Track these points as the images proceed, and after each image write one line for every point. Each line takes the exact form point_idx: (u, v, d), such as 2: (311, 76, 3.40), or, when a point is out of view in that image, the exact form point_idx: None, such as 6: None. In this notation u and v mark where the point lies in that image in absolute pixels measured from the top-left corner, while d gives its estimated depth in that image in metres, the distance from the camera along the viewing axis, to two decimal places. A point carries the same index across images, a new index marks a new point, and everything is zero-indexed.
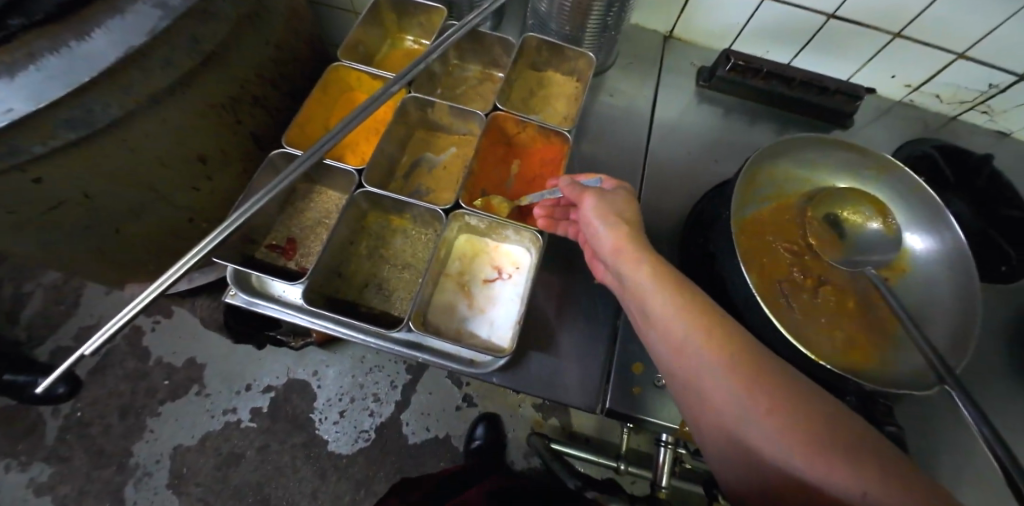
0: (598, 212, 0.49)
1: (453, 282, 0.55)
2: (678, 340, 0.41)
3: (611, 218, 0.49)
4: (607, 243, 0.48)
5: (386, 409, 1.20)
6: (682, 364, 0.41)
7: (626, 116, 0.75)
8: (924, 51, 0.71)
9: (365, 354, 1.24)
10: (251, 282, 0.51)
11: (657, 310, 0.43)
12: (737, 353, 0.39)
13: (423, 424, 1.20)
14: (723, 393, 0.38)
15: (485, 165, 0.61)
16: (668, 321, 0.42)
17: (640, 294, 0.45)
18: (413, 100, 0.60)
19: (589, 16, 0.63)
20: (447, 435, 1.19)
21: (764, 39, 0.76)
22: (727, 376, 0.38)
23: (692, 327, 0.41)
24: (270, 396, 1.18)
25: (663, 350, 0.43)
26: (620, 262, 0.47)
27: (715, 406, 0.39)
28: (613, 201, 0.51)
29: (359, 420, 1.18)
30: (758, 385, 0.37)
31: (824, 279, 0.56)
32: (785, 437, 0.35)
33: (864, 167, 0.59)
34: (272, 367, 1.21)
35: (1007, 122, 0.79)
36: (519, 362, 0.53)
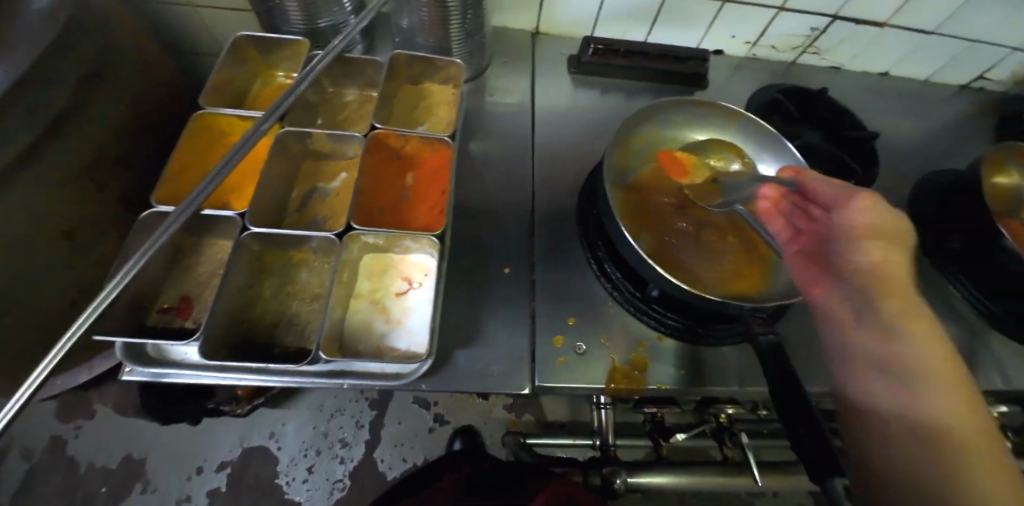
0: (855, 220, 0.46)
1: (364, 301, 0.56)
2: (900, 354, 0.40)
3: (873, 238, 0.44)
4: (856, 232, 0.46)
5: (356, 451, 1.16)
6: (875, 359, 0.41)
7: (512, 112, 0.79)
8: (750, 9, 0.80)
9: (322, 401, 1.20)
10: (147, 352, 0.49)
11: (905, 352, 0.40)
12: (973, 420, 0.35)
13: (399, 455, 1.17)
14: (916, 396, 0.37)
15: (376, 182, 0.62)
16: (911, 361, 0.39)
17: (870, 296, 0.44)
18: (289, 134, 0.59)
19: (449, 25, 0.67)
20: (426, 460, 1.17)
21: (617, 21, 0.83)
22: (927, 383, 0.38)
23: (941, 379, 0.37)
24: (227, 472, 1.11)
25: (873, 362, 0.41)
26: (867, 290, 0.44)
27: (883, 397, 0.39)
28: (874, 210, 0.45)
29: (330, 470, 1.14)
30: (962, 401, 0.36)
31: (705, 221, 0.62)
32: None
33: (716, 117, 0.67)
34: (220, 442, 1.13)
35: (834, 57, 0.91)
36: (448, 364, 0.54)
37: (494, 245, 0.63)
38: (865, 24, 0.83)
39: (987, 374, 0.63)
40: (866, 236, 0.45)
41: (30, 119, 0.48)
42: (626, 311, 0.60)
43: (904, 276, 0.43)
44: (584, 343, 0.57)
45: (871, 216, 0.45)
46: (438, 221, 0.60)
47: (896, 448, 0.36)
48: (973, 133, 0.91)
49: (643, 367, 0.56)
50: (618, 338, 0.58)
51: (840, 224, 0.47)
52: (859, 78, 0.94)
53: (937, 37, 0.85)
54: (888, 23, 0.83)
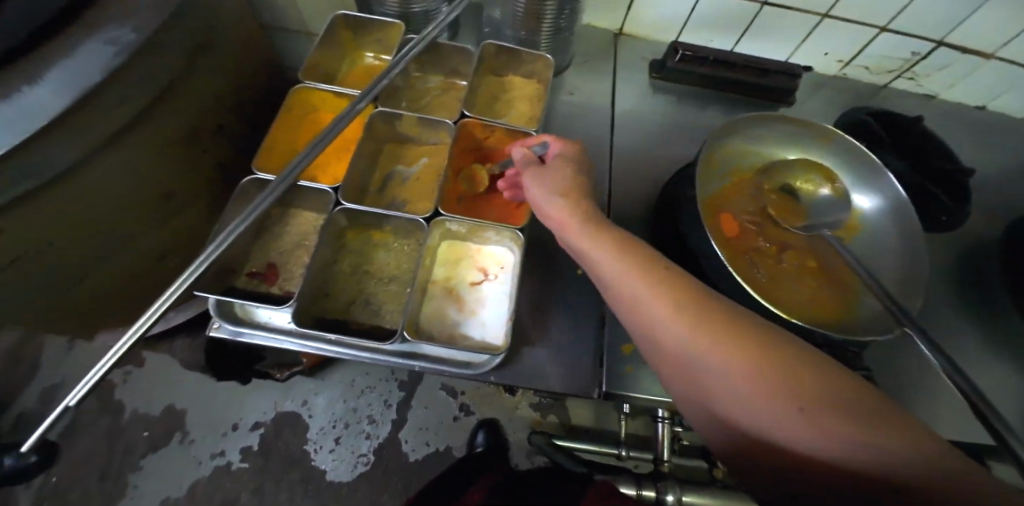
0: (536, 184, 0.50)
1: (440, 288, 0.56)
2: (642, 317, 0.40)
3: (552, 191, 0.49)
4: (561, 213, 0.47)
5: (383, 430, 1.19)
6: (727, 364, 0.35)
7: (587, 112, 0.78)
8: (850, 27, 0.77)
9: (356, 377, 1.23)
10: (235, 311, 0.51)
11: (627, 307, 0.42)
12: (720, 335, 0.36)
13: (422, 439, 1.19)
14: (725, 360, 0.35)
15: (458, 171, 0.62)
16: (645, 316, 0.40)
17: (642, 289, 0.40)
18: (381, 115, 0.61)
19: (542, 20, 0.66)
20: (448, 447, 1.18)
21: (707, 28, 0.81)
22: (728, 338, 0.36)
23: (669, 320, 0.38)
24: (260, 433, 1.15)
25: (634, 321, 0.42)
26: (571, 238, 0.47)
27: (718, 376, 0.35)
28: (547, 173, 0.50)
29: (356, 445, 1.17)
30: (706, 327, 0.37)
31: (787, 244, 0.60)
32: (787, 418, 0.32)
33: (809, 137, 0.65)
34: (258, 404, 1.17)
35: (931, 85, 0.86)
36: (513, 360, 0.54)
37: (564, 245, 0.63)
38: (969, 54, 0.78)
39: None
40: (566, 191, 0.48)
41: (148, 79, 0.50)
42: None
43: (604, 231, 0.45)
44: None
45: (541, 179, 0.50)
46: (517, 216, 0.59)
47: (732, 400, 0.35)
48: None
49: None
50: None
51: (559, 206, 0.48)
52: (951, 109, 0.89)
53: None
54: (995, 55, 0.77)
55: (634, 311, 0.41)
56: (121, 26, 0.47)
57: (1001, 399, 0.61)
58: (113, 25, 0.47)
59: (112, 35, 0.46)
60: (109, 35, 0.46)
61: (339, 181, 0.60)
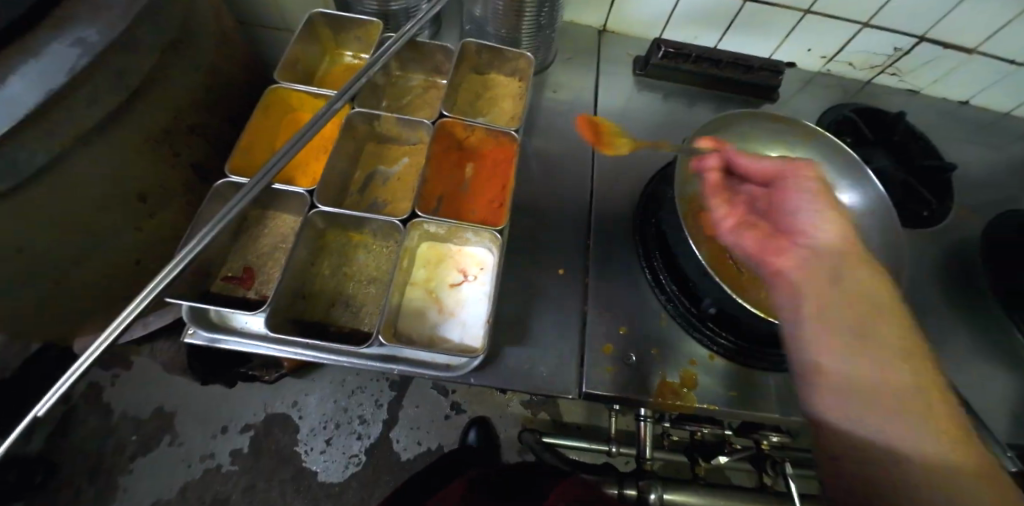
0: (812, 181, 0.49)
1: (419, 290, 0.56)
2: (843, 336, 0.43)
3: (825, 199, 0.48)
4: (818, 229, 0.47)
5: (374, 429, 1.19)
6: (902, 395, 0.40)
7: (571, 109, 0.77)
8: (833, 23, 0.77)
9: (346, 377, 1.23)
10: (211, 317, 0.50)
11: (839, 317, 0.44)
12: (921, 378, 0.41)
13: (414, 438, 1.19)
14: (900, 388, 0.40)
15: (437, 171, 0.61)
16: (841, 337, 0.43)
17: (874, 312, 0.43)
18: (358, 114, 0.59)
19: (522, 18, 0.65)
20: (440, 446, 1.19)
21: (690, 24, 0.80)
22: (925, 381, 0.41)
23: (880, 352, 0.42)
24: (250, 434, 1.15)
25: (822, 334, 0.43)
26: (796, 250, 0.48)
27: (903, 397, 0.40)
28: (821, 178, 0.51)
29: (347, 445, 1.16)
30: (913, 367, 0.41)
31: None
32: (931, 448, 0.38)
33: (791, 135, 0.65)
34: (247, 405, 1.17)
35: (914, 80, 0.86)
36: (493, 361, 0.54)
37: (546, 245, 0.62)
38: (951, 49, 0.78)
39: None
40: (835, 209, 0.47)
41: (119, 81, 0.49)
42: (679, 327, 0.58)
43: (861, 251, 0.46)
44: (634, 354, 0.56)
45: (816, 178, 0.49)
46: (497, 217, 0.59)
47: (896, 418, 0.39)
48: None
49: (693, 385, 0.55)
50: (668, 353, 0.57)
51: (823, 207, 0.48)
52: (936, 104, 0.89)
53: None
54: (976, 50, 0.78)
55: (822, 323, 0.44)
56: (88, 26, 0.46)
57: (982, 393, 0.62)
58: (79, 25, 0.46)
59: (78, 36, 0.45)
60: (75, 36, 0.45)
61: (316, 183, 0.59)
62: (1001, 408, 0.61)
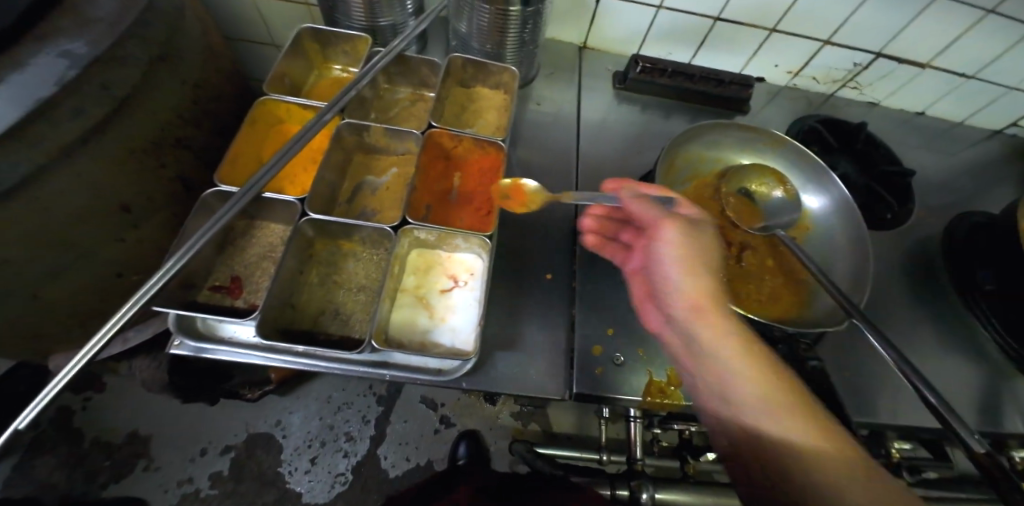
0: (674, 245, 0.49)
1: (410, 296, 0.56)
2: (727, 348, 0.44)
3: (694, 248, 0.49)
4: (683, 289, 0.48)
5: (360, 446, 1.17)
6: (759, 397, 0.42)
7: (554, 121, 0.80)
8: (795, 41, 0.82)
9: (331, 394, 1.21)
10: (198, 327, 0.50)
11: (706, 332, 0.46)
12: (781, 391, 0.42)
13: (402, 454, 1.17)
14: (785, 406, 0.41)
15: (426, 179, 0.63)
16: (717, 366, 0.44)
17: (719, 338, 0.45)
18: (347, 126, 0.60)
19: (506, 34, 0.68)
20: (429, 461, 1.17)
21: (664, 42, 0.85)
22: (790, 402, 0.42)
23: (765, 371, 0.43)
24: (230, 457, 1.12)
25: (721, 376, 0.44)
26: (680, 303, 0.48)
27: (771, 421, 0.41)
28: (700, 226, 0.51)
29: (334, 463, 1.14)
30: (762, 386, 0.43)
31: (744, 244, 0.64)
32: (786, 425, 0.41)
33: (761, 143, 0.69)
34: (228, 426, 1.15)
35: (873, 93, 0.92)
36: (483, 365, 0.54)
37: (533, 251, 0.64)
38: (906, 63, 0.84)
39: (1009, 418, 0.66)
40: (689, 268, 0.48)
41: (105, 92, 0.49)
42: None
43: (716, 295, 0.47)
44: (621, 354, 0.57)
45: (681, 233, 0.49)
46: (485, 223, 0.61)
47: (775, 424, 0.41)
48: (1009, 179, 0.92)
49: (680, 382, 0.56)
50: (654, 353, 0.58)
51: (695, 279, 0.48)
52: (895, 115, 0.95)
53: (977, 80, 0.87)
54: (929, 64, 0.84)
55: (708, 355, 0.45)
56: (74, 39, 0.47)
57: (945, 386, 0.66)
58: (66, 38, 0.47)
59: (65, 48, 0.46)
60: (61, 48, 0.46)
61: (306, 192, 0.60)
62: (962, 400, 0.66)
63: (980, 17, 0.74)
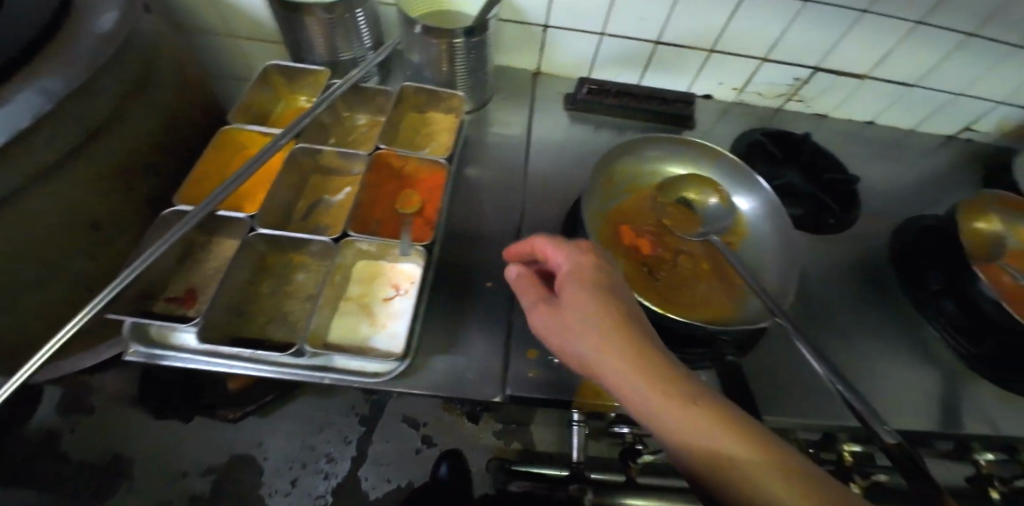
0: (528, 281, 0.49)
1: (353, 304, 0.59)
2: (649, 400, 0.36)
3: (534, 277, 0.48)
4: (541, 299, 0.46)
5: (341, 468, 1.19)
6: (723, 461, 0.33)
7: (507, 141, 0.84)
8: (735, 60, 0.87)
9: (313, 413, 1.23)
10: (151, 334, 0.54)
11: (612, 383, 0.39)
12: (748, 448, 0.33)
13: (383, 476, 1.19)
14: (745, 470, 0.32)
15: (375, 196, 0.67)
16: (651, 404, 0.36)
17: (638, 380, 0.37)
18: (301, 149, 0.65)
19: (456, 63, 0.74)
20: (410, 482, 1.19)
21: (612, 66, 0.90)
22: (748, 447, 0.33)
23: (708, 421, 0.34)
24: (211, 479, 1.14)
25: (642, 411, 0.37)
26: (545, 319, 0.45)
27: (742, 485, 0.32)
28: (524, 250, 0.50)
29: (313, 485, 1.16)
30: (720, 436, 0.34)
31: (681, 249, 0.67)
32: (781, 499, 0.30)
33: (697, 155, 0.73)
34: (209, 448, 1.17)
35: (819, 105, 0.96)
36: (421, 368, 0.57)
37: (477, 261, 0.67)
38: (844, 76, 0.89)
39: (966, 419, 0.66)
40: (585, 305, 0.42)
41: (78, 123, 0.55)
42: None
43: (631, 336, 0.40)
44: (557, 356, 0.60)
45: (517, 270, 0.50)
46: (425, 235, 0.64)
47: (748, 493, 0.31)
48: (961, 186, 0.94)
49: None
50: None
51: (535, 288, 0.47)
52: (845, 127, 0.99)
53: (919, 89, 0.91)
54: (868, 75, 0.88)
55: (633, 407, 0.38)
56: (53, 77, 0.51)
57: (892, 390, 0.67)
58: (43, 74, 0.51)
59: (43, 85, 0.50)
60: (40, 85, 0.50)
61: (259, 210, 0.64)
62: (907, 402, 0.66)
63: (909, 29, 0.79)
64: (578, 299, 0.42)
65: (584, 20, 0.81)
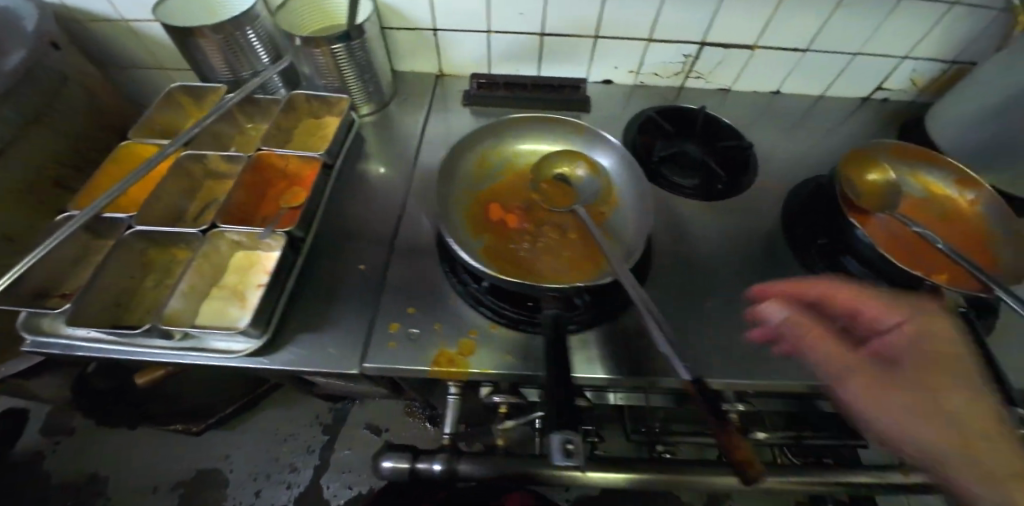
0: (782, 322, 0.45)
1: (225, 291, 0.63)
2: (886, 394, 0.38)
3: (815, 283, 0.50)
4: (795, 319, 0.44)
5: (304, 476, 1.29)
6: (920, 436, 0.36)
7: (405, 138, 0.88)
8: (621, 45, 0.89)
9: (279, 426, 1.36)
10: (42, 325, 0.59)
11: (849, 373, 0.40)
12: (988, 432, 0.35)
13: (344, 482, 1.28)
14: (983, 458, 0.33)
15: (256, 193, 0.72)
16: (882, 396, 0.38)
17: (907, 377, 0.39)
18: (188, 156, 0.71)
19: (340, 67, 0.79)
20: (371, 487, 1.27)
21: (508, 61, 0.93)
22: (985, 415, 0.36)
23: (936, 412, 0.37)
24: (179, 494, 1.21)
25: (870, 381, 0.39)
26: (812, 344, 0.43)
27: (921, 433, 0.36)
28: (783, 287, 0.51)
29: (276, 495, 1.26)
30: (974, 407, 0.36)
31: (548, 219, 0.69)
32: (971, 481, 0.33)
33: (569, 133, 0.76)
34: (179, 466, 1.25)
35: (718, 80, 0.97)
36: (284, 346, 0.61)
37: (354, 247, 0.71)
38: (734, 48, 0.90)
39: None
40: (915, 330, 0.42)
41: None
42: (465, 303, 0.65)
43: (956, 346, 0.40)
44: (417, 328, 0.62)
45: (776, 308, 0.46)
46: (290, 220, 0.68)
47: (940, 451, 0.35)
48: None
49: (469, 352, 0.60)
50: (449, 325, 0.63)
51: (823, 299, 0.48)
52: (751, 99, 0.99)
53: (813, 53, 0.91)
54: (757, 45, 0.89)
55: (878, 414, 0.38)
56: None
57: None
58: None
59: None
60: None
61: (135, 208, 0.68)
62: None
63: None
64: (908, 344, 0.41)
65: (467, 18, 0.85)
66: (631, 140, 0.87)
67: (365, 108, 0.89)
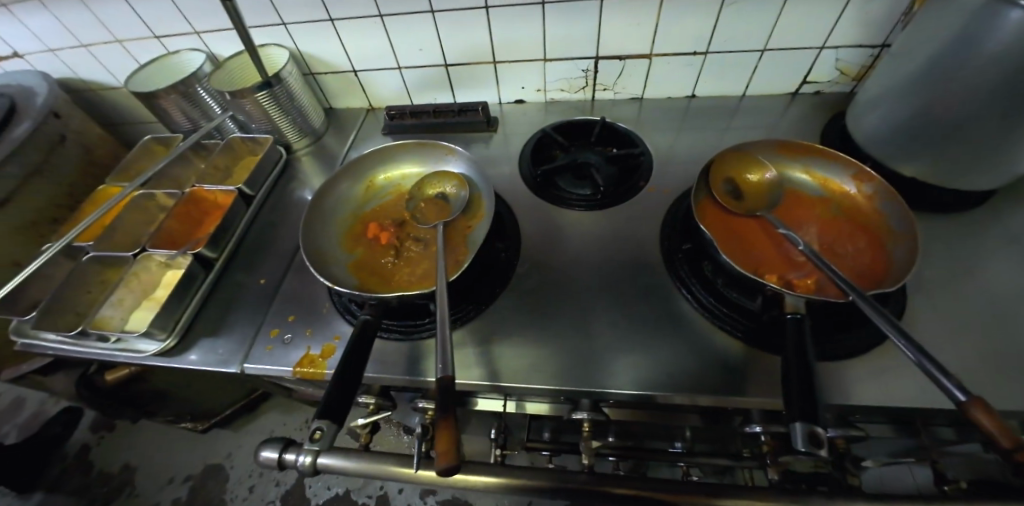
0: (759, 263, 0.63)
1: (153, 303, 0.79)
2: None
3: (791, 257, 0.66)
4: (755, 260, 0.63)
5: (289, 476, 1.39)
6: None
7: (331, 166, 1.00)
8: (520, 66, 0.95)
9: (272, 428, 1.49)
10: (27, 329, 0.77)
11: None
12: None
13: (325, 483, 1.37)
14: None
15: (189, 220, 0.87)
16: None
17: None
18: (142, 195, 0.89)
19: (268, 113, 0.93)
20: (347, 490, 1.35)
21: (424, 91, 1.03)
22: None
23: None
24: (188, 484, 1.40)
25: None
26: None
27: None
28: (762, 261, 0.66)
29: (266, 492, 1.37)
30: None
31: (414, 235, 0.75)
32: None
33: (446, 155, 0.82)
34: (190, 460, 1.44)
35: (627, 89, 0.98)
36: (188, 350, 0.73)
37: (262, 266, 0.82)
38: (631, 58, 0.91)
39: (701, 378, 0.62)
40: None
41: None
42: (333, 311, 0.72)
43: None
44: (291, 333, 0.71)
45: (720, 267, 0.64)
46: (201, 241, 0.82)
47: None
48: None
49: (329, 354, 0.68)
50: (319, 331, 0.71)
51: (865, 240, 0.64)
52: (666, 104, 0.99)
53: (715, 55, 0.89)
54: (653, 53, 0.90)
55: None
56: None
57: (625, 356, 0.66)
58: None
59: None
60: None
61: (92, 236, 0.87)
62: (639, 365, 0.65)
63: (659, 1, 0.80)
64: None
65: (377, 58, 0.96)
66: (526, 157, 0.92)
67: (300, 143, 1.02)
